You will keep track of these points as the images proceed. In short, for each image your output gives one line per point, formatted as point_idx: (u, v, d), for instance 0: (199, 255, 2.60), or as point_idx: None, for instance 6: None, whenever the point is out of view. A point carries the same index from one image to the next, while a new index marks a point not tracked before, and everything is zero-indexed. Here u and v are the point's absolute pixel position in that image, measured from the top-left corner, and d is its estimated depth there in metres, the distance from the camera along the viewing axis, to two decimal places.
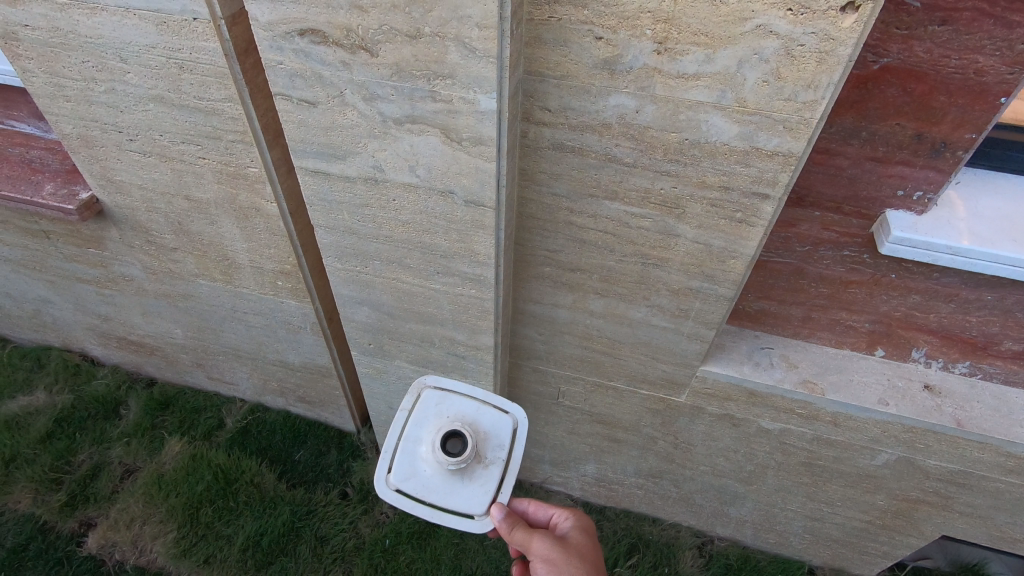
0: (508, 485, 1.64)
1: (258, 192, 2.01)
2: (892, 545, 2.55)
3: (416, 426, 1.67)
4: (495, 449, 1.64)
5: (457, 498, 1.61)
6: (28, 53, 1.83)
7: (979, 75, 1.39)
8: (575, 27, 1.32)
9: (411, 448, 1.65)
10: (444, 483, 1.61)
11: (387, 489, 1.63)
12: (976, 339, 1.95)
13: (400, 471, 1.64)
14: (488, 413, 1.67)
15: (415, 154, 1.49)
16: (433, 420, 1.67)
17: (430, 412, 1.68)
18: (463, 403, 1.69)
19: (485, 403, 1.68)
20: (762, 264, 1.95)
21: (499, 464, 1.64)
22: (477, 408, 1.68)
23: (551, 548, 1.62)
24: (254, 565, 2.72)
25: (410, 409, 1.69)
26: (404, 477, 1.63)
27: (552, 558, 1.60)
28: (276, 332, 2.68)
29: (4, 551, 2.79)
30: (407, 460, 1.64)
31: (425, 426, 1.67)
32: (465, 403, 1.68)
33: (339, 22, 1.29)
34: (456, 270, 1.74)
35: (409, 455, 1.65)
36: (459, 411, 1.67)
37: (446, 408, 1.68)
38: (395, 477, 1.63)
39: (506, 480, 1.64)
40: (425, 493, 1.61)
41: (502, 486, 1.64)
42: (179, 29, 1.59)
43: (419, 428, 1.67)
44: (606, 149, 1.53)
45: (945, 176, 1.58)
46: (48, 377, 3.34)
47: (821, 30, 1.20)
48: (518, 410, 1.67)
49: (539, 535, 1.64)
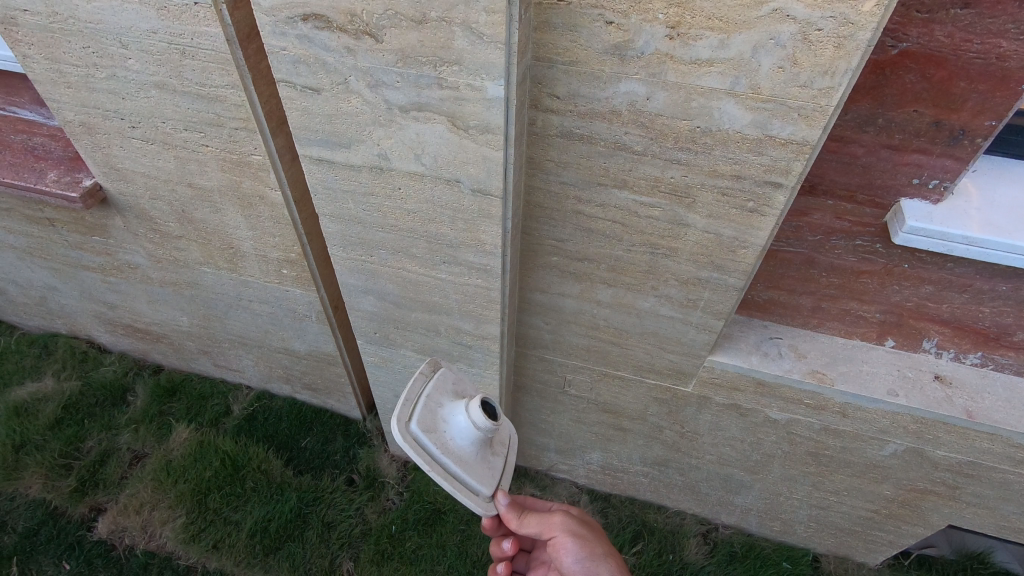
0: (504, 482, 1.66)
1: (262, 180, 1.99)
2: (898, 534, 2.55)
3: (438, 390, 1.64)
4: (501, 440, 1.68)
5: (467, 471, 1.56)
6: (28, 39, 1.80)
7: (1001, 60, 1.35)
8: (585, 12, 1.28)
9: (432, 407, 1.60)
10: (462, 448, 1.56)
11: (404, 435, 1.52)
12: (988, 330, 1.92)
13: (422, 423, 1.55)
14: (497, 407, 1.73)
15: (420, 143, 1.46)
16: (455, 391, 1.66)
17: (452, 383, 1.67)
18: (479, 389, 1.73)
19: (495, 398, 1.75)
20: (772, 254, 1.93)
21: (501, 457, 1.67)
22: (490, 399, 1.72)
23: (575, 525, 1.71)
24: (263, 550, 2.74)
25: (433, 373, 1.66)
26: (425, 430, 1.54)
27: (579, 533, 1.70)
28: (282, 320, 2.67)
29: (16, 536, 2.83)
30: (429, 416, 1.57)
31: (448, 392, 1.64)
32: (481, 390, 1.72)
33: (343, 7, 1.26)
34: (463, 260, 1.72)
35: (433, 412, 1.58)
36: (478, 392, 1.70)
37: (465, 386, 1.69)
38: (415, 427, 1.54)
39: (504, 476, 1.67)
40: (443, 452, 1.53)
41: (500, 480, 1.65)
42: (180, 14, 1.57)
43: (441, 393, 1.63)
44: (616, 137, 1.50)
45: (963, 164, 1.54)
46: (55, 364, 3.35)
47: (840, 14, 1.16)
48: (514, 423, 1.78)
49: (560, 514, 1.72)
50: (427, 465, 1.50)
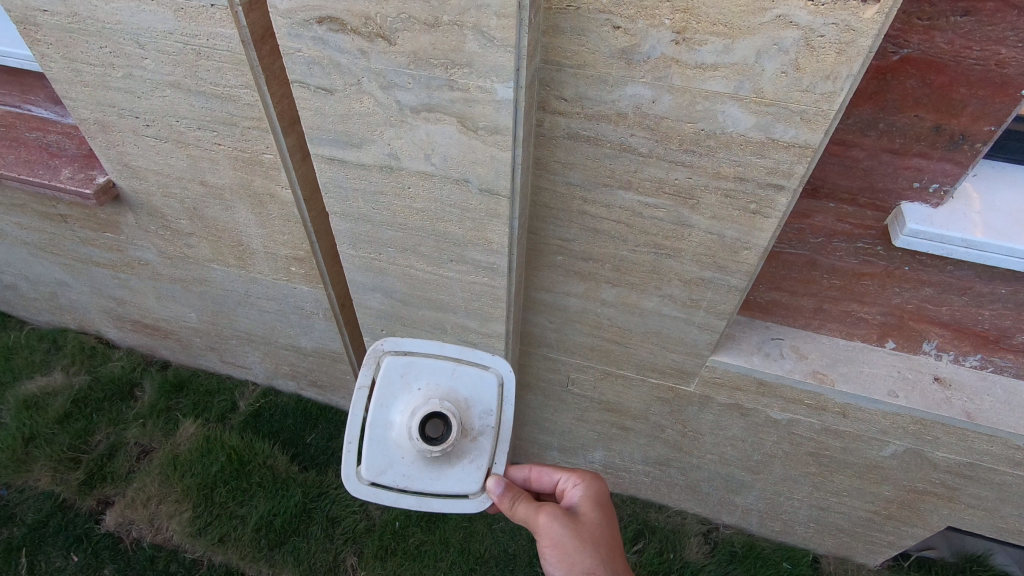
0: (501, 455, 1.59)
1: (273, 178, 2.03)
2: (898, 535, 2.57)
3: (384, 404, 1.56)
4: (483, 414, 1.56)
5: (445, 475, 1.56)
6: (47, 38, 1.84)
7: (1000, 67, 1.38)
8: (594, 16, 1.31)
9: (381, 438, 1.56)
10: (425, 469, 1.55)
11: (360, 484, 1.57)
12: (987, 332, 1.94)
13: (372, 462, 1.57)
14: (465, 374, 1.56)
15: (430, 143, 1.49)
16: (402, 396, 1.56)
17: (396, 387, 1.56)
18: (435, 367, 1.57)
19: (460, 368, 1.55)
20: (774, 256, 1.95)
21: (488, 435, 1.58)
22: (452, 368, 1.56)
23: (562, 531, 1.53)
24: (268, 544, 2.76)
25: (380, 384, 1.57)
26: (378, 470, 1.56)
27: (562, 543, 1.52)
28: (289, 316, 2.71)
29: (26, 528, 2.87)
30: (380, 452, 1.56)
31: (398, 403, 1.56)
32: (438, 368, 1.57)
33: (357, 10, 1.29)
34: (470, 258, 1.75)
35: (381, 444, 1.56)
36: (432, 378, 1.56)
37: (415, 380, 1.56)
38: (367, 470, 1.57)
39: (499, 451, 1.59)
40: (407, 483, 1.56)
41: (494, 457, 1.59)
42: (197, 15, 1.60)
43: (387, 411, 1.56)
44: (622, 139, 1.53)
45: (963, 168, 1.57)
46: (64, 359, 3.40)
47: (842, 21, 1.19)
48: (500, 366, 1.57)
49: (543, 514, 1.56)
50: (394, 501, 1.56)
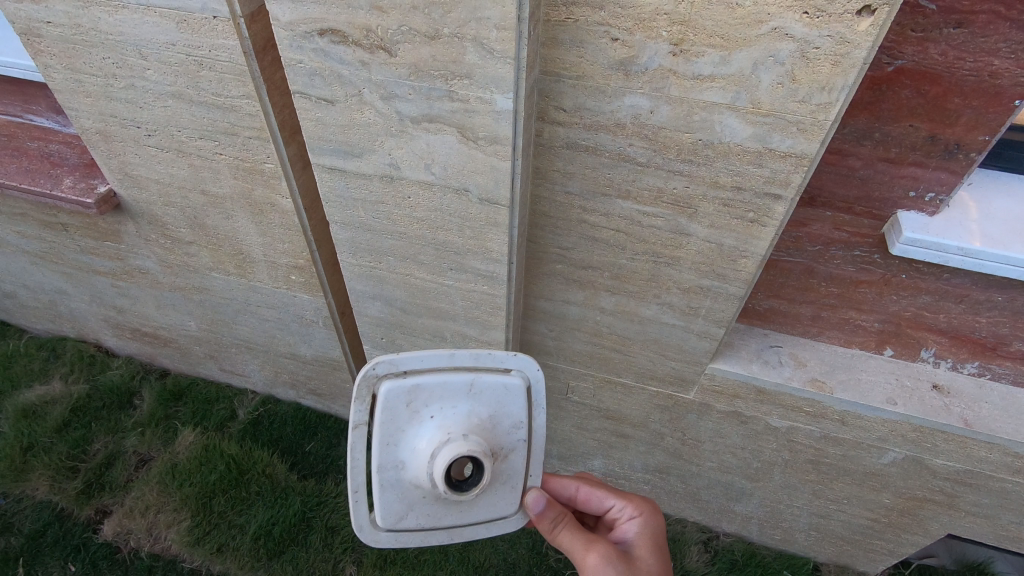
0: (536, 469, 1.45)
1: (273, 187, 2.04)
2: (898, 543, 2.56)
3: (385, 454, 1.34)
4: (512, 427, 1.36)
5: (476, 505, 1.40)
6: (50, 49, 1.86)
7: (994, 77, 1.40)
8: (593, 28, 1.33)
9: (393, 484, 1.33)
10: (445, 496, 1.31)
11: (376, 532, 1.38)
12: (985, 340, 1.95)
13: (386, 512, 1.36)
14: (484, 388, 1.31)
15: (431, 152, 1.51)
16: (416, 423, 1.29)
17: (402, 419, 1.29)
18: (449, 383, 1.30)
19: (474, 383, 1.30)
20: (773, 264, 1.97)
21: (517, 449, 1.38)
22: (471, 382, 1.30)
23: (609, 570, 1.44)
24: (267, 554, 2.75)
25: (390, 413, 1.28)
26: (396, 517, 1.37)
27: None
28: (288, 324, 2.71)
29: (23, 537, 2.86)
30: (393, 494, 1.34)
31: (409, 437, 1.29)
32: (452, 384, 1.29)
33: (359, 22, 1.31)
34: (470, 267, 1.76)
35: (394, 485, 1.33)
36: (445, 400, 1.29)
37: (425, 406, 1.28)
38: (382, 520, 1.37)
39: (533, 462, 1.44)
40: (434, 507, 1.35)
41: (530, 470, 1.44)
42: (199, 27, 1.62)
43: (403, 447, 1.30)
44: (620, 149, 1.55)
45: (958, 177, 1.58)
46: (63, 367, 3.40)
47: (837, 33, 1.21)
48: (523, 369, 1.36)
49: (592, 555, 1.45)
50: (424, 541, 1.40)
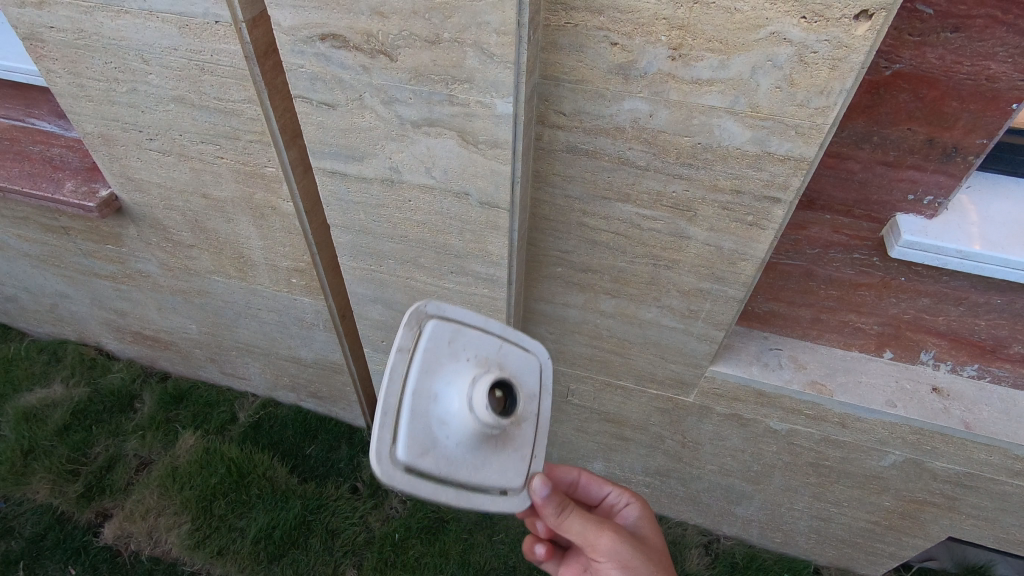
0: (540, 454, 1.38)
1: (275, 191, 2.05)
2: (899, 546, 2.56)
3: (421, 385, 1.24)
4: (528, 399, 1.34)
5: (489, 464, 1.28)
6: (52, 54, 1.87)
7: (991, 81, 1.41)
8: (592, 33, 1.34)
9: (426, 412, 1.22)
10: (475, 434, 1.22)
11: (392, 470, 1.18)
12: (984, 342, 1.96)
13: (410, 442, 1.20)
14: (510, 354, 1.33)
15: (431, 156, 1.51)
16: (453, 363, 1.25)
17: (443, 353, 1.25)
18: (483, 339, 1.30)
19: (508, 341, 1.35)
20: (772, 267, 1.97)
21: (530, 421, 1.34)
22: (499, 345, 1.33)
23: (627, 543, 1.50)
24: (267, 557, 2.75)
25: (432, 342, 1.26)
26: (418, 454, 1.20)
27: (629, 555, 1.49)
28: (289, 327, 2.72)
29: (24, 541, 2.86)
30: (422, 427, 1.22)
31: (446, 370, 1.24)
32: (484, 341, 1.31)
33: (360, 27, 1.32)
34: (470, 270, 1.77)
35: (425, 417, 1.22)
36: (480, 349, 1.29)
37: (464, 348, 1.28)
38: (404, 451, 1.19)
39: (537, 446, 1.38)
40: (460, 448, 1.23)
41: (534, 454, 1.38)
42: (201, 31, 1.63)
43: (440, 378, 1.24)
44: (620, 153, 1.55)
45: (956, 180, 1.59)
46: (64, 370, 3.40)
47: (835, 38, 1.21)
48: (541, 353, 1.40)
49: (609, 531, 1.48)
50: (434, 495, 1.21)
